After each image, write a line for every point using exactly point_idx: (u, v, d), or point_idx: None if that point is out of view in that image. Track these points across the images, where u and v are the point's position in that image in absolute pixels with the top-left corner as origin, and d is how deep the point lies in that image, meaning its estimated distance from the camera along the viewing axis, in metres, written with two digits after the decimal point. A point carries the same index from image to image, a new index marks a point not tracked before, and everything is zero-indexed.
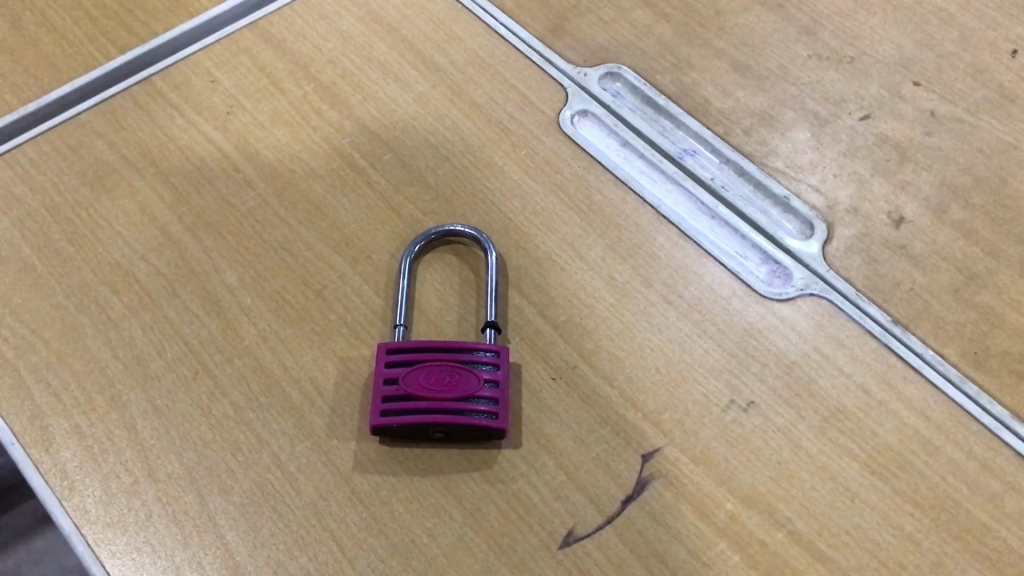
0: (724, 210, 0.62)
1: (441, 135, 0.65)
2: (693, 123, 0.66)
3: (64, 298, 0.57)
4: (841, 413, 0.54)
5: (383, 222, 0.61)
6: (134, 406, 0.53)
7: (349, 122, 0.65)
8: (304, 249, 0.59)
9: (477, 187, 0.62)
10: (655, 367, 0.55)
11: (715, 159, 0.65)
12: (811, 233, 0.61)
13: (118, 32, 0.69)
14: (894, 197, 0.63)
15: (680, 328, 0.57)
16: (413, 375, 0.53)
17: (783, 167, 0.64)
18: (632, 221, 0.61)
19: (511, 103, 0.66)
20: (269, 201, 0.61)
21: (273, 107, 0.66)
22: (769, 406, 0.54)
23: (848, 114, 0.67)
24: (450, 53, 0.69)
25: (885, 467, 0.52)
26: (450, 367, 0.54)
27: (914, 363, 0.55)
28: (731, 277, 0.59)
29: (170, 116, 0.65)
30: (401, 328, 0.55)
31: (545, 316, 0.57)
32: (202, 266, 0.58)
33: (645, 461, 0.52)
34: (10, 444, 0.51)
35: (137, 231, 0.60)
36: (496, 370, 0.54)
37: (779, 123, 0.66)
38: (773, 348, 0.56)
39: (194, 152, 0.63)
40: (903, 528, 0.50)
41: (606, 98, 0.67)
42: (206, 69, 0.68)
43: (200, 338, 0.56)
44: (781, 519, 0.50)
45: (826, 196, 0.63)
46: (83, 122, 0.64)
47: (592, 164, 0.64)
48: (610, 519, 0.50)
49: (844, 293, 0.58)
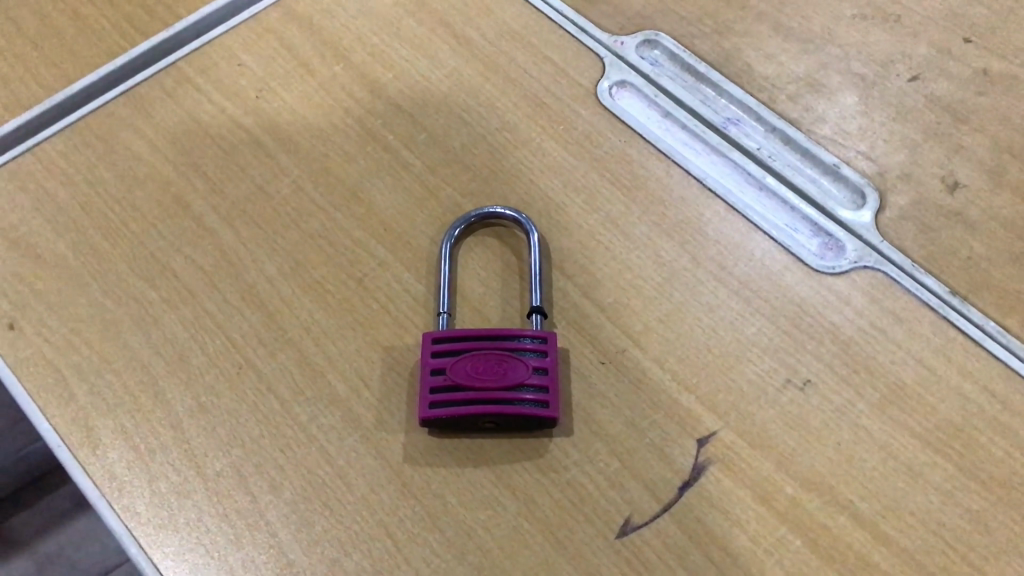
0: (772, 180, 0.60)
1: (476, 112, 0.63)
2: (736, 90, 0.64)
3: (102, 294, 0.56)
4: (900, 389, 0.52)
5: (421, 206, 0.59)
6: (178, 403, 0.52)
7: (381, 102, 0.64)
8: (342, 236, 0.58)
9: (516, 166, 0.61)
10: (707, 348, 0.54)
11: (760, 127, 0.63)
12: (862, 203, 0.59)
13: (141, 16, 0.68)
14: (948, 162, 0.60)
15: (731, 306, 0.55)
16: (460, 363, 0.52)
17: (831, 134, 0.62)
18: (677, 196, 0.59)
19: (546, 75, 0.64)
20: (304, 187, 0.60)
21: (303, 89, 0.64)
22: (826, 384, 0.52)
23: (896, 75, 0.64)
24: (481, 26, 0.67)
25: (948, 445, 0.51)
26: (498, 354, 0.52)
27: (975, 335, 0.54)
28: (781, 251, 0.57)
29: (198, 101, 0.64)
30: (445, 315, 0.54)
31: (591, 298, 0.56)
32: (239, 256, 0.57)
33: (701, 446, 0.51)
34: (56, 446, 0.51)
35: (172, 223, 0.59)
36: (545, 357, 0.52)
37: (825, 88, 0.64)
38: (829, 323, 0.55)
39: (224, 140, 0.62)
40: (970, 508, 0.49)
41: (645, 67, 0.65)
42: (233, 51, 0.66)
43: (242, 331, 0.55)
44: (842, 501, 0.49)
45: (876, 162, 0.61)
46: (110, 111, 0.63)
47: (632, 137, 0.62)
48: (667, 506, 0.49)
49: (899, 265, 0.56)
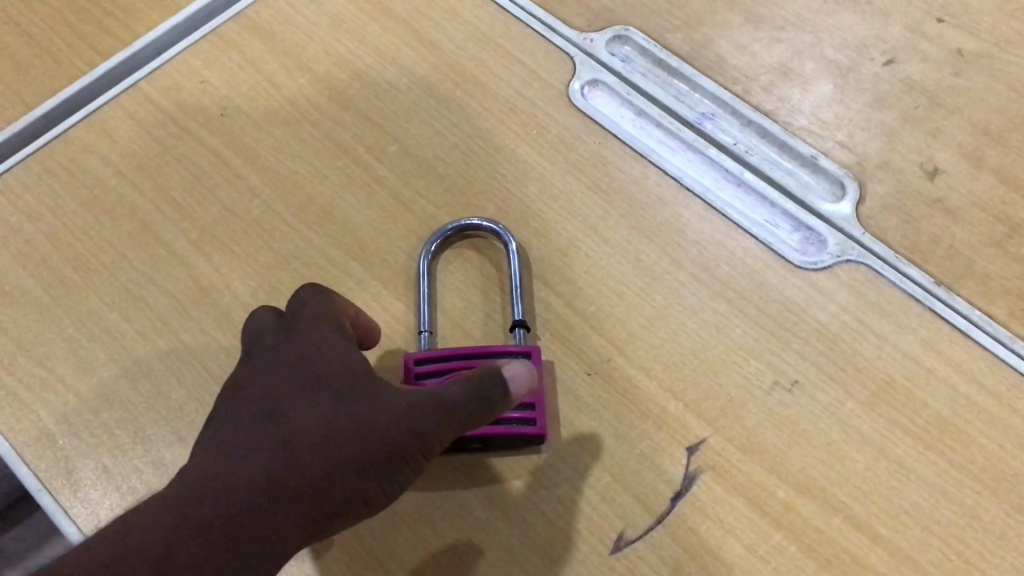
0: (750, 175, 0.60)
1: (447, 120, 0.62)
2: (709, 84, 0.63)
3: (75, 329, 0.55)
4: (889, 385, 0.52)
5: (396, 221, 0.58)
6: (159, 439, 0.51)
7: (349, 114, 0.62)
8: (317, 256, 0.57)
9: (490, 174, 0.60)
10: (693, 353, 0.53)
11: (736, 121, 0.62)
12: (842, 194, 0.59)
13: (98, 35, 0.66)
14: (926, 148, 0.60)
15: (715, 309, 0.55)
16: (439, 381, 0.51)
17: (807, 124, 0.61)
18: (655, 196, 0.59)
19: (517, 78, 0.63)
20: (275, 207, 0.59)
21: (269, 104, 0.63)
22: (814, 384, 0.52)
23: (870, 60, 0.63)
24: (448, 30, 0.66)
25: (940, 439, 0.50)
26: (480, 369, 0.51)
27: (960, 325, 0.53)
28: (763, 248, 0.57)
29: (162, 122, 0.62)
30: (426, 335, 0.53)
31: (574, 307, 0.55)
32: (213, 283, 0.56)
33: (691, 454, 0.50)
34: (37, 490, 0.50)
35: (142, 251, 0.57)
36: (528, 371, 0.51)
37: (799, 77, 0.63)
38: (814, 321, 0.54)
39: (191, 162, 0.60)
40: (963, 503, 0.49)
41: (616, 64, 0.64)
42: (194, 68, 0.64)
43: (220, 360, 0.54)
44: (836, 503, 0.49)
45: (854, 151, 0.60)
46: (72, 137, 0.62)
47: (607, 138, 0.61)
48: (661, 518, 0.49)
49: (882, 257, 0.56)
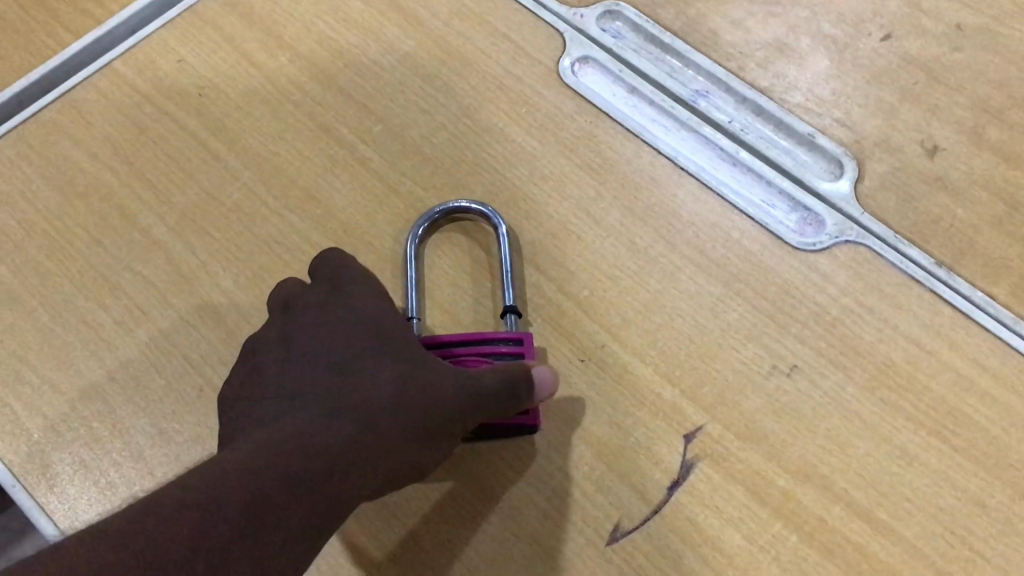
0: (746, 155, 0.58)
1: (433, 99, 0.60)
2: (703, 61, 0.61)
3: (49, 319, 0.53)
4: (890, 369, 0.51)
5: (381, 204, 0.56)
6: (138, 432, 0.50)
7: (331, 93, 0.60)
8: (300, 241, 0.55)
9: (478, 155, 0.58)
10: (689, 337, 0.52)
11: (731, 99, 0.60)
12: (839, 173, 0.57)
13: (70, 13, 0.64)
14: (926, 125, 0.58)
15: (711, 292, 0.53)
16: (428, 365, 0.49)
17: (804, 102, 0.59)
18: (648, 177, 0.57)
19: (505, 55, 0.61)
20: (256, 190, 0.57)
21: (248, 83, 0.60)
22: (814, 368, 0.51)
23: (868, 35, 0.62)
24: (433, 6, 0.64)
25: (942, 424, 0.49)
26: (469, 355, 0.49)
27: (962, 307, 0.52)
28: (760, 229, 0.55)
29: (138, 103, 0.60)
30: (415, 321, 0.51)
31: (566, 292, 0.53)
32: (192, 270, 0.54)
33: (688, 442, 0.49)
34: (12, 486, 0.48)
35: (118, 237, 0.55)
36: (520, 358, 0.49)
37: (795, 53, 0.61)
38: (812, 303, 0.53)
39: (168, 144, 0.58)
40: (967, 489, 0.47)
41: (607, 41, 0.62)
42: (170, 46, 0.62)
43: (200, 350, 0.52)
44: (836, 490, 0.48)
45: (852, 129, 0.58)
46: (44, 119, 0.59)
47: (599, 117, 0.59)
48: (657, 508, 0.47)
49: (882, 237, 0.54)
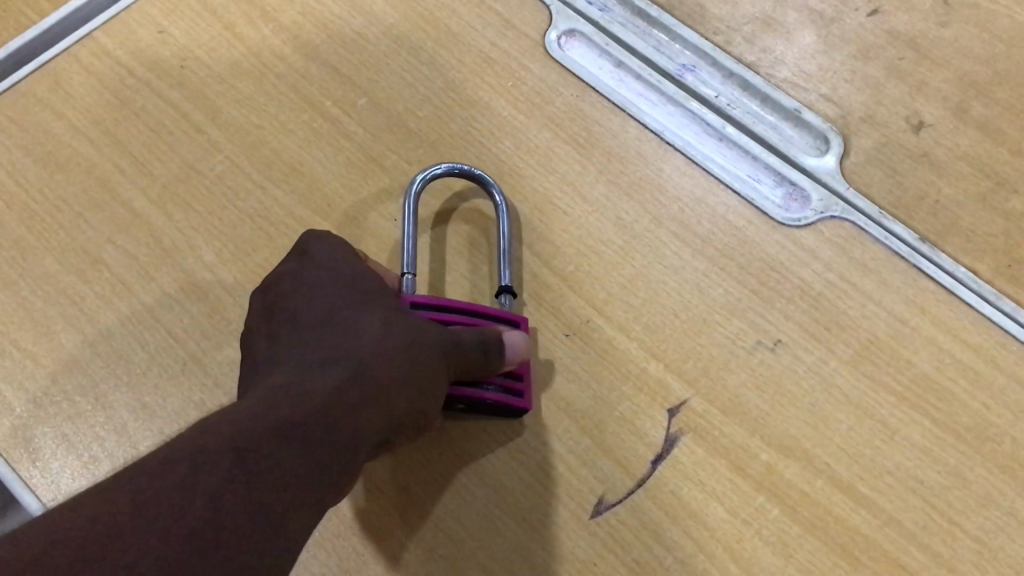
0: (732, 129, 0.58)
1: (418, 72, 0.59)
2: (691, 35, 0.61)
3: (31, 292, 0.52)
4: (873, 344, 0.51)
5: (366, 178, 0.56)
6: (121, 405, 0.50)
7: (315, 65, 0.60)
8: (284, 214, 0.55)
9: (464, 129, 0.58)
10: (674, 312, 0.52)
11: (718, 73, 0.60)
12: (825, 148, 0.57)
13: None
14: (912, 101, 0.58)
15: (697, 267, 0.53)
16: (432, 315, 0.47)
17: (791, 77, 0.59)
18: (634, 151, 0.57)
19: (491, 28, 0.61)
20: (240, 163, 0.56)
21: (231, 55, 0.60)
22: (798, 343, 0.51)
23: (856, 10, 0.61)
24: None
25: (924, 399, 0.49)
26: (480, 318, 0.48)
27: (946, 282, 0.52)
28: (745, 204, 0.55)
29: (119, 75, 0.59)
30: (407, 278, 0.49)
31: (552, 266, 0.53)
32: (175, 243, 0.54)
33: (672, 416, 0.49)
34: None
35: (99, 210, 0.55)
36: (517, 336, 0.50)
37: (782, 28, 0.61)
38: (797, 279, 0.53)
39: (150, 116, 0.58)
40: (947, 463, 0.48)
41: (594, 14, 0.62)
42: (152, 17, 0.61)
43: (184, 324, 0.52)
44: (819, 464, 0.48)
45: (839, 105, 0.58)
46: (23, 91, 0.59)
47: (585, 90, 0.59)
48: (641, 482, 0.48)
49: (867, 213, 0.54)
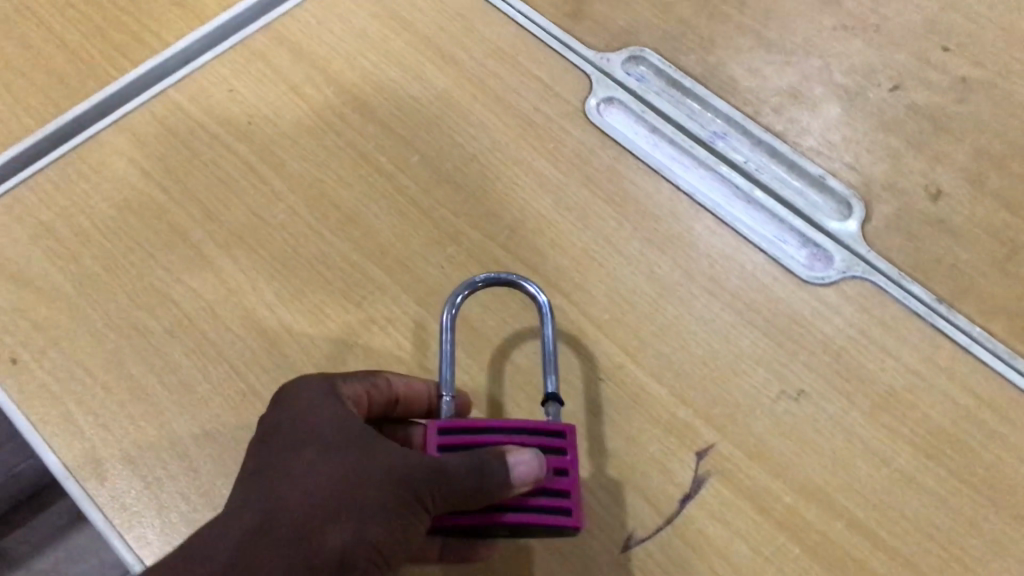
0: (760, 193, 0.62)
1: (466, 133, 0.64)
2: (722, 105, 0.65)
3: (104, 325, 0.56)
4: (891, 397, 0.54)
5: (416, 228, 0.60)
6: (184, 432, 0.53)
7: (372, 124, 0.64)
8: (339, 260, 0.59)
9: (508, 185, 0.62)
10: (703, 361, 0.55)
11: (747, 141, 0.64)
12: (848, 213, 0.61)
13: (130, 44, 0.68)
14: (931, 171, 0.62)
15: (726, 319, 0.56)
16: (454, 440, 0.45)
17: (816, 146, 0.63)
18: (668, 210, 0.60)
19: (535, 94, 0.65)
20: (299, 212, 0.60)
21: (294, 113, 0.65)
22: (819, 393, 0.54)
23: (878, 85, 0.65)
24: (469, 47, 0.68)
25: (940, 450, 0.52)
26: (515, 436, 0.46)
27: (962, 341, 0.55)
28: (772, 262, 0.58)
29: (191, 128, 0.64)
30: (447, 401, 0.48)
31: (588, 315, 0.57)
32: (238, 284, 0.58)
33: (700, 458, 0.52)
34: (65, 479, 0.52)
35: (169, 251, 0.59)
36: (562, 454, 0.46)
37: (808, 100, 0.65)
38: (820, 334, 0.56)
39: (218, 166, 0.62)
40: (962, 511, 0.50)
41: (631, 83, 0.66)
42: (223, 77, 0.66)
43: (244, 358, 0.55)
44: (839, 508, 0.50)
45: (861, 173, 0.62)
46: (102, 141, 0.63)
47: (622, 153, 0.63)
48: (669, 519, 0.50)
49: (887, 274, 0.58)
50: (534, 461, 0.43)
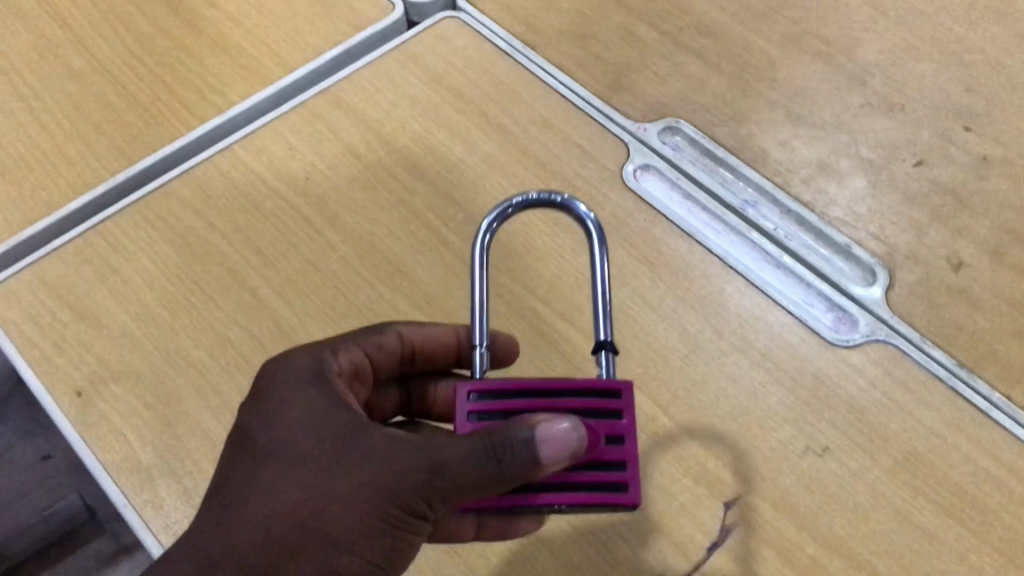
0: (789, 259, 0.65)
1: (509, 193, 0.68)
2: (753, 175, 0.68)
3: (164, 362, 0.60)
4: (913, 456, 0.56)
5: (460, 281, 0.63)
6: None
7: (421, 183, 0.68)
8: (387, 308, 0.62)
9: (548, 244, 0.65)
10: (731, 416, 0.57)
11: (777, 209, 0.67)
12: (872, 280, 0.63)
13: (197, 103, 0.73)
14: (953, 243, 0.64)
15: (754, 377, 0.59)
16: (493, 407, 0.45)
17: (842, 216, 0.66)
18: (700, 272, 0.64)
19: (576, 160, 0.69)
20: (351, 263, 0.64)
21: (349, 171, 0.69)
22: (843, 450, 0.56)
23: (902, 161, 0.69)
24: (513, 113, 0.72)
25: (960, 509, 0.54)
26: (561, 399, 0.45)
27: (981, 405, 0.57)
28: (799, 325, 0.61)
29: (252, 182, 0.68)
30: (481, 351, 0.48)
31: (622, 368, 0.60)
32: (292, 328, 0.61)
33: (728, 508, 0.54)
34: (123, 506, 0.54)
35: (227, 295, 0.63)
36: (618, 418, 0.45)
37: (836, 173, 0.68)
38: (845, 394, 0.58)
39: (276, 218, 0.66)
40: (981, 568, 0.52)
41: (667, 152, 0.70)
42: (283, 135, 0.71)
43: None
44: (861, 561, 0.52)
45: (885, 242, 0.65)
46: (168, 190, 0.68)
47: (658, 217, 0.66)
48: (697, 565, 0.53)
49: (909, 339, 0.60)
50: (568, 431, 0.42)
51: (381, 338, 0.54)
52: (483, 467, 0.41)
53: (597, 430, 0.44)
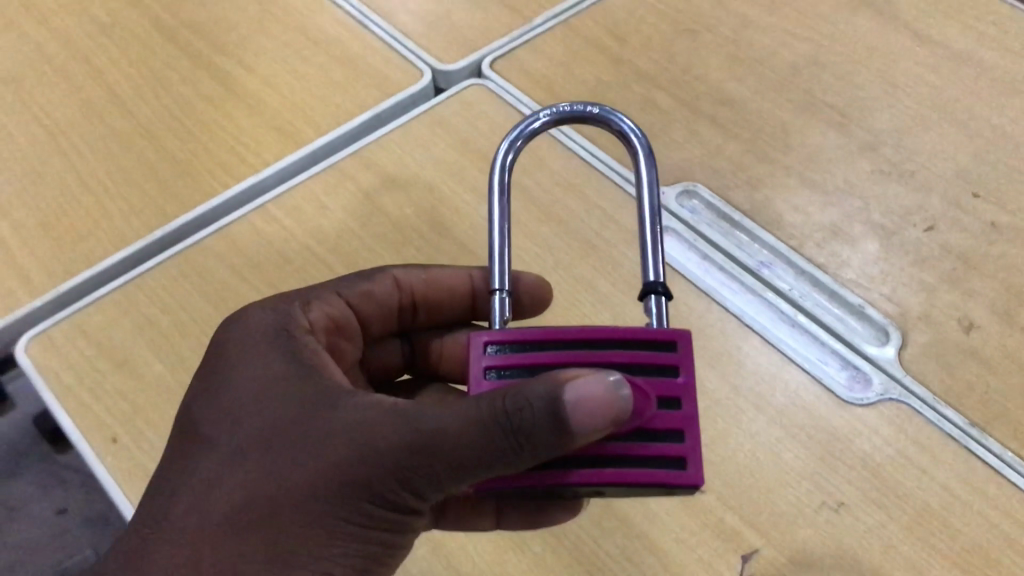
0: (803, 319, 0.67)
1: (532, 252, 0.70)
2: (769, 238, 0.71)
3: None
4: (928, 513, 0.57)
5: None
6: None
7: (448, 242, 0.71)
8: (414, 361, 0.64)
9: (570, 301, 0.67)
10: (748, 471, 0.59)
11: (792, 271, 0.70)
12: (885, 340, 0.65)
13: (234, 163, 0.76)
14: (963, 305, 0.66)
15: (770, 433, 0.60)
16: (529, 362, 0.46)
17: (855, 278, 0.68)
18: (717, 330, 0.66)
19: (596, 221, 0.72)
20: None
21: (378, 229, 0.71)
22: (858, 506, 0.57)
23: (913, 225, 0.71)
24: (536, 176, 0.74)
25: (974, 565, 0.55)
26: (604, 356, 0.46)
27: (993, 464, 0.58)
28: (813, 382, 0.63)
29: (285, 238, 0.71)
30: (499, 294, 0.49)
31: None
32: None
33: (745, 562, 0.55)
34: None
35: None
36: (675, 374, 0.46)
37: (848, 237, 0.71)
38: (859, 451, 0.60)
39: (308, 273, 0.69)
40: None
41: (685, 215, 0.73)
42: (315, 194, 0.74)
43: None
44: None
45: (898, 303, 0.67)
46: (204, 245, 0.70)
47: (676, 277, 0.68)
48: None
49: (923, 398, 0.62)
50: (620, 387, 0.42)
51: (373, 285, 0.59)
52: (498, 439, 0.41)
53: (647, 389, 0.45)
